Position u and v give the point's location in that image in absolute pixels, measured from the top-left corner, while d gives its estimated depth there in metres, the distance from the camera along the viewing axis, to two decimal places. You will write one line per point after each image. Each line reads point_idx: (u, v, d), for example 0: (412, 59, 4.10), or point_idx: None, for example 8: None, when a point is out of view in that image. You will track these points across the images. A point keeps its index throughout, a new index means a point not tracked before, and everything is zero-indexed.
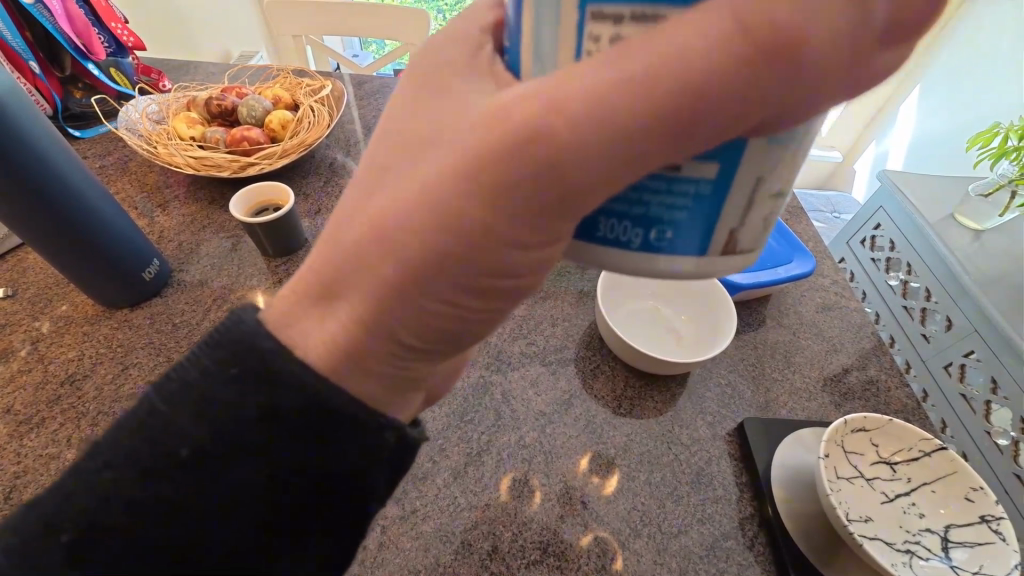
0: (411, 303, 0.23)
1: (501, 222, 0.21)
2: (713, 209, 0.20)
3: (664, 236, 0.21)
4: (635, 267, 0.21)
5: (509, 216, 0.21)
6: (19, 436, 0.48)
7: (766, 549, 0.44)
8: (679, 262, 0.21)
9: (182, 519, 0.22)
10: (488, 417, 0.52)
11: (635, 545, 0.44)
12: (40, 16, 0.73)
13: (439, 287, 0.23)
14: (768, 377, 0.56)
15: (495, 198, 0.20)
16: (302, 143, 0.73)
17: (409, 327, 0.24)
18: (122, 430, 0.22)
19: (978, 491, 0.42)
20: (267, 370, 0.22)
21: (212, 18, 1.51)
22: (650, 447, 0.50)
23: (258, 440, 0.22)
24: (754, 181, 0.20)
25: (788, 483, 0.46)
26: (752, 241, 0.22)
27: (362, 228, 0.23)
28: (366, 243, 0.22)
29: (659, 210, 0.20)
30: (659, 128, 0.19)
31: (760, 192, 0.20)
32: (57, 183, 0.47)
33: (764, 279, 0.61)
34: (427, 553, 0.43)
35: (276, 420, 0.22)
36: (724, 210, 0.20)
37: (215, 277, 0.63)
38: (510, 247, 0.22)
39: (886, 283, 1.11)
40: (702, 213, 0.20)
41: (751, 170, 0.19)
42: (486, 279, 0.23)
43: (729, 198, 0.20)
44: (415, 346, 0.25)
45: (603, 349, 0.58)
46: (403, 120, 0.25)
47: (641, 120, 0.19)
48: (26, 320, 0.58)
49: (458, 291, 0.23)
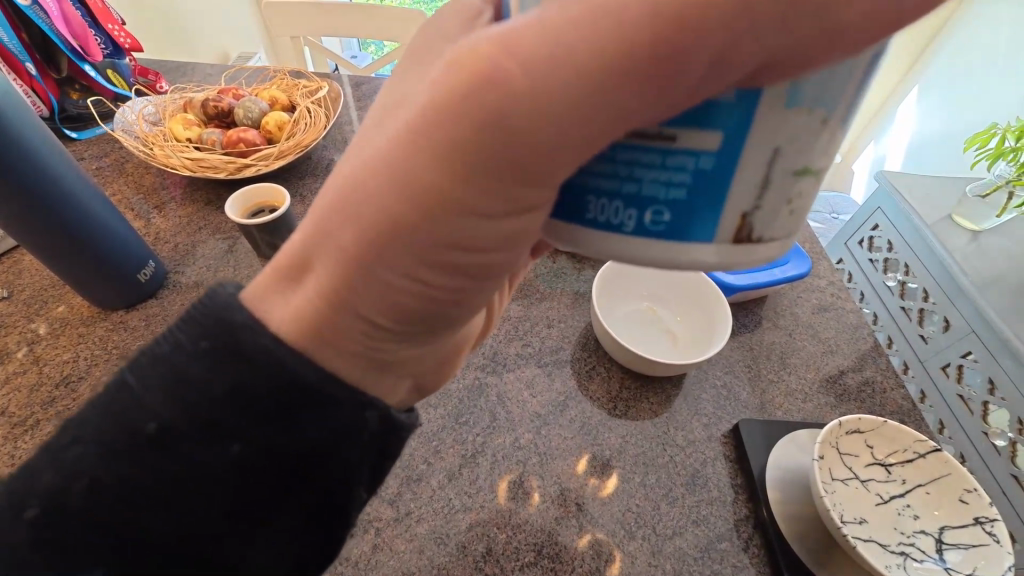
0: (376, 277, 0.22)
1: (474, 192, 0.21)
2: (716, 187, 0.19)
3: (660, 218, 0.19)
4: (629, 252, 0.20)
5: (481, 186, 0.20)
6: (13, 438, 0.48)
7: (761, 551, 0.44)
8: (684, 247, 0.20)
9: (170, 521, 0.22)
10: (483, 418, 0.52)
11: (630, 547, 0.44)
12: (37, 18, 0.73)
13: (397, 257, 0.22)
14: (764, 378, 0.56)
15: (466, 166, 0.20)
16: (299, 144, 0.73)
17: (384, 309, 0.24)
18: (109, 432, 0.22)
19: (972, 492, 0.42)
20: (257, 373, 0.22)
21: (211, 20, 1.52)
22: (645, 448, 0.50)
23: (249, 442, 0.22)
24: (769, 154, 0.18)
25: (783, 485, 0.46)
26: (767, 228, 0.21)
27: (335, 201, 0.22)
28: (341, 218, 0.22)
29: (652, 186, 0.19)
30: (639, 94, 0.18)
31: (775, 169, 0.19)
32: (51, 182, 0.47)
33: (761, 279, 0.61)
34: (422, 555, 0.43)
35: (266, 423, 0.22)
36: (728, 187, 0.19)
37: (211, 278, 0.63)
38: (481, 218, 0.22)
39: (883, 283, 1.09)
40: (700, 190, 0.19)
41: (763, 143, 0.18)
42: (455, 253, 0.22)
43: (735, 175, 0.19)
44: (388, 330, 0.25)
45: (599, 350, 0.58)
46: (392, 100, 0.25)
47: (614, 84, 0.18)
48: (22, 321, 0.58)
49: (423, 268, 0.23)
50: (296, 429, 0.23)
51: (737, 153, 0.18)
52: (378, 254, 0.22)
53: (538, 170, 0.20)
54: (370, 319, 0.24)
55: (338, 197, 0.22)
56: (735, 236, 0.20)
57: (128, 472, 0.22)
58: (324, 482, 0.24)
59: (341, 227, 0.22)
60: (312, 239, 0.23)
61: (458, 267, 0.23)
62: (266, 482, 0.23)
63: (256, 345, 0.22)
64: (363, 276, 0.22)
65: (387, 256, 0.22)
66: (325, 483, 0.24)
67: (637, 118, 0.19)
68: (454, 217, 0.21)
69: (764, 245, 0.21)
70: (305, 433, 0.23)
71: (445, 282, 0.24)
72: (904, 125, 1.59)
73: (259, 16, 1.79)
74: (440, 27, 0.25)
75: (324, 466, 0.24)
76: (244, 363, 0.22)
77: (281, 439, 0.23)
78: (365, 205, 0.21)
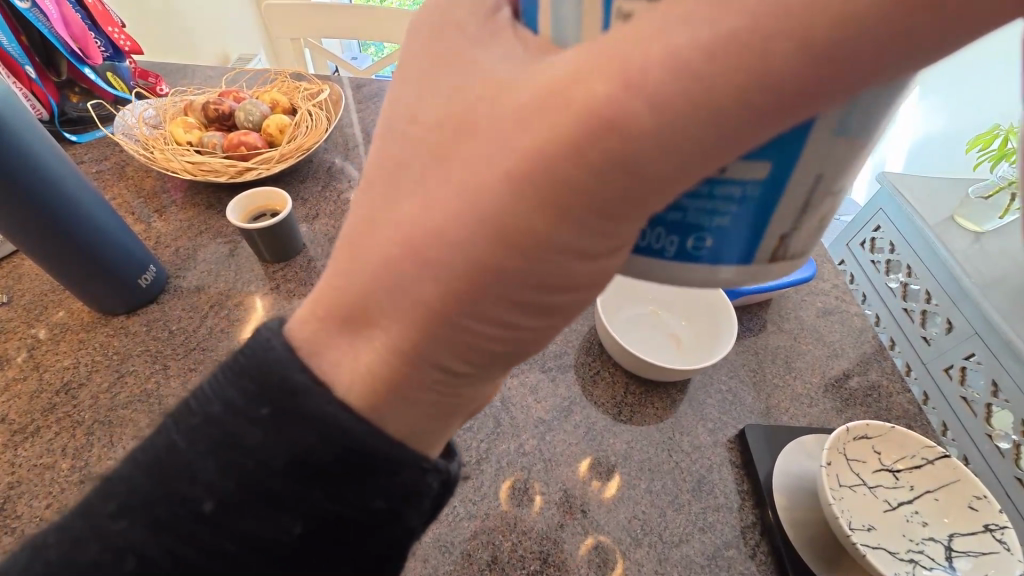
0: (464, 323, 0.23)
1: (566, 233, 0.21)
2: (760, 214, 0.19)
3: (702, 243, 0.20)
4: (671, 275, 0.22)
5: (577, 226, 0.21)
6: (13, 446, 0.47)
7: (768, 558, 0.43)
8: (724, 269, 0.21)
9: (175, 541, 0.21)
10: (487, 423, 0.51)
11: (636, 554, 0.43)
12: (35, 20, 0.73)
13: (489, 306, 0.23)
14: (769, 383, 0.56)
15: (557, 208, 0.20)
16: (299, 147, 0.73)
17: (445, 341, 0.24)
18: None
19: (981, 499, 0.42)
20: (276, 389, 0.22)
21: (210, 21, 1.51)
22: (650, 454, 0.49)
23: (254, 455, 0.22)
24: (812, 181, 0.19)
25: (789, 491, 0.45)
26: (804, 246, 0.21)
27: (391, 240, 0.23)
28: (409, 264, 0.22)
29: (698, 216, 0.20)
30: (699, 126, 0.18)
31: (818, 190, 0.19)
32: (51, 188, 0.46)
33: (766, 284, 0.61)
34: (426, 564, 0.42)
35: (275, 437, 0.22)
36: (774, 212, 0.19)
37: (212, 282, 0.62)
38: (568, 256, 0.22)
39: (886, 285, 1.10)
40: (747, 217, 0.20)
41: (808, 172, 0.19)
42: (543, 294, 0.23)
43: (780, 201, 0.19)
44: (462, 370, 0.26)
45: (603, 354, 0.57)
46: (402, 116, 0.24)
47: (673, 122, 0.19)
48: (21, 327, 0.57)
49: (514, 309, 0.23)
50: (357, 496, 0.22)
51: (785, 182, 0.19)
52: (464, 300, 0.22)
53: (610, 207, 0.20)
54: (437, 356, 0.24)
55: (394, 237, 0.23)
56: (772, 255, 0.21)
57: (145, 485, 0.22)
58: (378, 548, 0.24)
59: (401, 267, 0.22)
60: (359, 276, 0.23)
61: (539, 306, 0.24)
62: (326, 546, 0.23)
63: (276, 361, 0.23)
64: (436, 317, 0.23)
65: (480, 303, 0.22)
66: (380, 548, 0.24)
67: (696, 144, 0.19)
68: (543, 256, 0.21)
69: (796, 260, 0.22)
70: (370, 504, 0.23)
71: (519, 316, 0.24)
72: (905, 125, 1.58)
73: (259, 17, 1.79)
74: (443, 27, 0.25)
75: (369, 526, 0.23)
76: (263, 374, 0.23)
77: (345, 512, 0.22)
78: (437, 248, 0.22)
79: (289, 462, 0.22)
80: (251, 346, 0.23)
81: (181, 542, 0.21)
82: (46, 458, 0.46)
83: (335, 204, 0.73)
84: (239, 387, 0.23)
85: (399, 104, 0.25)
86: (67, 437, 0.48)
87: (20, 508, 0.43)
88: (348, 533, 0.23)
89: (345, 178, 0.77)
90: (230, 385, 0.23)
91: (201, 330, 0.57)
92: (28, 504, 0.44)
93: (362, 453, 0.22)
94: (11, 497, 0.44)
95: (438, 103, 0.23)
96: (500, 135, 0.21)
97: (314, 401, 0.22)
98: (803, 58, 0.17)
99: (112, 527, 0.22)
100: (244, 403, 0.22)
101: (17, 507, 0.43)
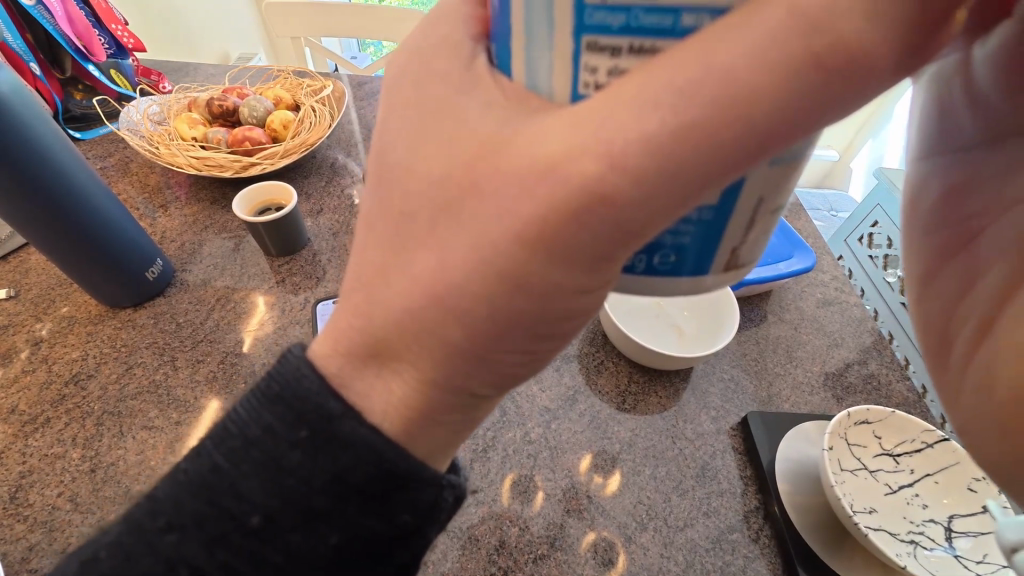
0: (487, 352, 0.24)
1: (564, 273, 0.21)
2: (713, 235, 0.21)
3: (669, 258, 0.21)
4: (644, 285, 0.23)
5: (578, 265, 0.21)
6: (23, 436, 0.48)
7: (771, 542, 0.44)
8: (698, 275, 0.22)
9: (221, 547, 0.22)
10: (493, 413, 0.52)
11: (641, 538, 0.44)
12: (40, 17, 0.74)
13: (500, 340, 0.23)
14: (770, 372, 0.57)
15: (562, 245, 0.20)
16: (303, 143, 0.73)
17: (457, 363, 0.24)
18: None
19: (979, 480, 0.43)
20: (301, 408, 0.23)
21: (212, 19, 1.52)
22: (654, 442, 0.50)
23: (290, 463, 0.23)
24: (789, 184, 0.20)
25: (791, 477, 0.46)
26: (750, 255, 0.22)
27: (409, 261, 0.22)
28: (420, 284, 0.22)
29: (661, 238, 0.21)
30: (691, 168, 0.18)
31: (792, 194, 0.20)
32: (60, 180, 0.47)
33: (765, 275, 0.61)
34: (434, 549, 0.43)
35: (308, 452, 0.23)
36: (739, 223, 0.20)
37: (218, 277, 0.63)
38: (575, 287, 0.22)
39: (884, 279, 1.10)
40: (704, 237, 0.21)
41: (786, 174, 0.19)
42: (559, 318, 0.23)
43: (759, 209, 0.20)
44: (489, 388, 0.26)
45: (607, 345, 0.58)
46: (408, 122, 0.24)
47: (669, 161, 0.18)
48: (29, 320, 0.58)
49: (536, 335, 0.24)
50: (388, 515, 0.24)
51: (760, 191, 0.20)
52: (479, 329, 0.22)
53: (608, 247, 0.20)
54: (451, 389, 0.24)
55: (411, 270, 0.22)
56: (725, 265, 0.22)
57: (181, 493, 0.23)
58: (403, 557, 0.25)
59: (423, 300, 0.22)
60: (369, 296, 0.23)
61: (539, 334, 0.24)
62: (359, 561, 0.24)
63: (299, 378, 0.23)
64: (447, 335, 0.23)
65: (491, 335, 0.23)
66: (404, 559, 0.25)
67: (687, 184, 0.18)
68: (558, 286, 0.21)
69: (742, 269, 0.23)
70: (398, 518, 0.24)
71: (538, 338, 0.24)
72: (902, 122, 1.59)
73: (260, 16, 1.80)
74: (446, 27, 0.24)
75: (393, 544, 0.24)
76: (289, 390, 0.23)
77: (377, 526, 0.24)
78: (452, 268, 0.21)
79: (328, 481, 0.23)
80: (280, 370, 0.24)
81: (235, 556, 0.22)
82: (57, 448, 0.47)
83: (337, 200, 0.73)
84: (273, 410, 0.23)
85: (399, 111, 0.25)
86: (77, 427, 0.48)
87: (32, 496, 0.44)
88: (380, 546, 0.24)
89: (347, 174, 0.77)
90: (262, 406, 0.23)
91: (207, 323, 0.57)
92: (40, 494, 0.44)
93: (393, 471, 0.23)
94: (22, 486, 0.45)
95: (443, 111, 0.23)
96: (509, 146, 0.20)
97: (346, 418, 0.23)
98: (822, 77, 0.17)
99: (160, 543, 0.22)
100: (281, 428, 0.23)
101: (29, 497, 0.44)
